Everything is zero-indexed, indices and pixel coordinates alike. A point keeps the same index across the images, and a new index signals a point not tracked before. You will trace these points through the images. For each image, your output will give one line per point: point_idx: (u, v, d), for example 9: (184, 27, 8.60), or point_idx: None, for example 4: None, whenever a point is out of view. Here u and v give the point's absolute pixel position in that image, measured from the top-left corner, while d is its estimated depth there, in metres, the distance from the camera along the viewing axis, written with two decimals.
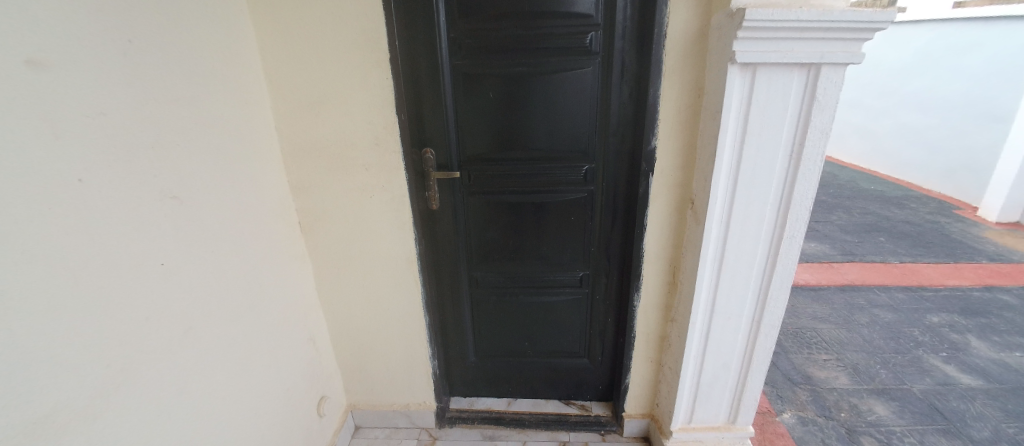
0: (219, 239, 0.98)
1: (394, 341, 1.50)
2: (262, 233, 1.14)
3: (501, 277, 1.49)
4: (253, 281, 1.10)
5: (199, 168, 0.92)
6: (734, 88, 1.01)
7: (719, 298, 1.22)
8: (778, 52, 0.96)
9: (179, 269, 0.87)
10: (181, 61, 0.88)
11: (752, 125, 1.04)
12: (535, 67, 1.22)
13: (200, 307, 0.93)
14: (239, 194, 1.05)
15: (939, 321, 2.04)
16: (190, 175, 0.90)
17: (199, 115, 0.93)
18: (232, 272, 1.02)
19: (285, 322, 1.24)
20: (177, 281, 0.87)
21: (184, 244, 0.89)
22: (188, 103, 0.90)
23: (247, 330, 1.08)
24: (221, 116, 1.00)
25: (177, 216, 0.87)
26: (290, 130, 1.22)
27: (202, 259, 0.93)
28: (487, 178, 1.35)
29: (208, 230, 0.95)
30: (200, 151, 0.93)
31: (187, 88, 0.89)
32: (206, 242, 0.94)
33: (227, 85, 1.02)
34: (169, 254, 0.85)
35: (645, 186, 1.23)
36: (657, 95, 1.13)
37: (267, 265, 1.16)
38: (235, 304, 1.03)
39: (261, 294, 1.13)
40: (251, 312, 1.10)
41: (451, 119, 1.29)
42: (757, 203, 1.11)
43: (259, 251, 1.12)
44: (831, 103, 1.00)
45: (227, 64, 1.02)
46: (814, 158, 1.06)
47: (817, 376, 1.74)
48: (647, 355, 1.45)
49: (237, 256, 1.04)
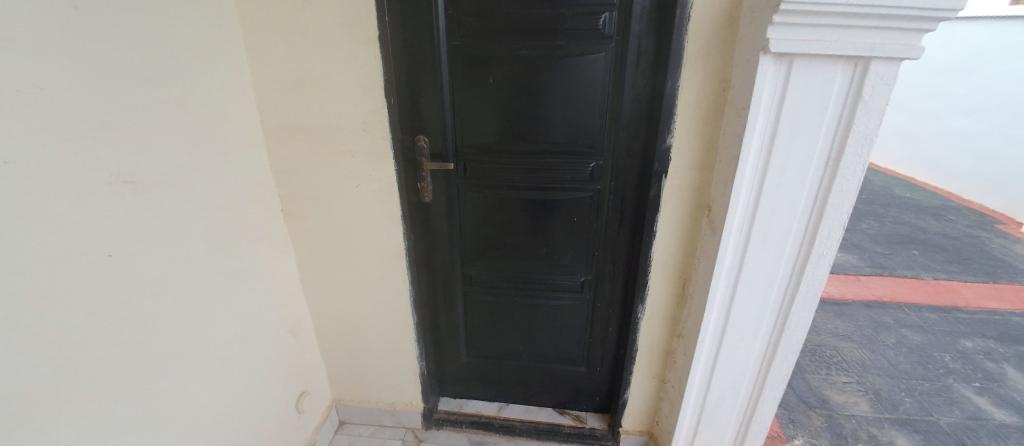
0: (185, 225, 0.90)
1: (381, 337, 1.42)
2: (237, 220, 1.06)
3: (496, 277, 1.39)
4: (227, 272, 1.02)
5: (160, 147, 0.83)
6: (766, 81, 0.87)
7: (732, 316, 1.10)
8: (819, 42, 0.83)
9: (132, 260, 0.79)
10: (138, 27, 0.78)
11: (783, 125, 0.90)
12: (540, 50, 1.10)
13: (157, 301, 0.84)
14: (210, 176, 0.96)
15: (974, 347, 1.86)
16: (147, 157, 0.81)
17: (160, 89, 0.83)
18: (200, 261, 0.94)
19: (264, 313, 1.17)
20: (127, 274, 0.78)
21: (138, 234, 0.80)
22: (148, 73, 0.80)
23: (219, 325, 1.00)
24: (190, 90, 0.90)
25: (131, 201, 0.78)
26: (272, 106, 1.12)
27: (161, 248, 0.84)
28: (485, 171, 1.25)
29: (169, 216, 0.86)
30: (164, 128, 0.84)
31: (148, 58, 0.80)
32: (164, 230, 0.85)
33: (199, 54, 0.92)
34: (117, 242, 0.76)
35: (657, 188, 1.08)
36: (675, 86, 0.99)
37: (244, 255, 1.08)
38: (203, 296, 0.95)
39: (235, 284, 1.05)
40: (223, 304, 1.01)
41: (447, 104, 1.18)
42: (784, 213, 0.98)
43: (233, 240, 1.04)
44: (878, 105, 0.87)
45: (200, 32, 0.93)
46: (854, 166, 0.92)
47: (835, 400, 1.61)
48: (649, 371, 1.33)
49: (208, 245, 0.96)
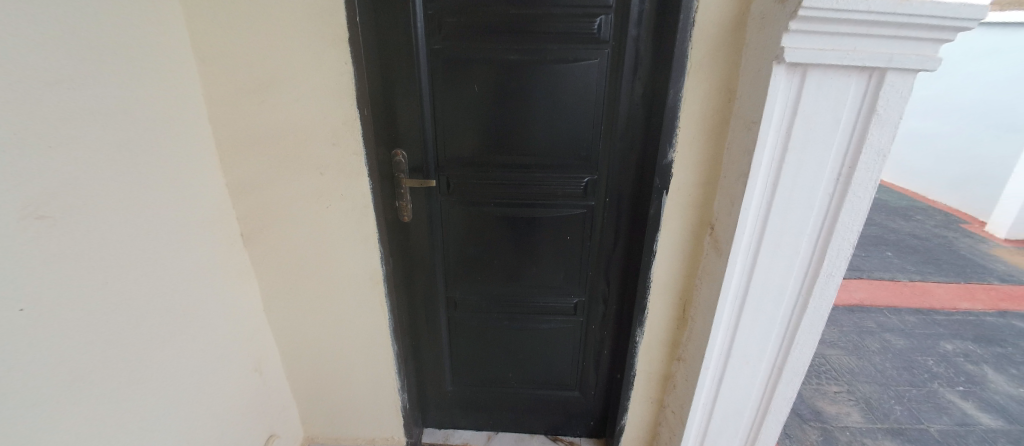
0: (120, 263, 0.74)
1: (358, 369, 1.29)
2: (188, 251, 0.90)
3: (482, 299, 1.28)
4: (175, 313, 0.87)
5: (85, 172, 0.68)
6: (779, 92, 0.81)
7: (737, 340, 1.03)
8: (837, 52, 0.77)
9: (55, 313, 0.64)
10: (59, 26, 0.64)
11: (794, 140, 0.84)
12: (528, 56, 1.01)
13: (88, 358, 0.69)
14: (152, 202, 0.81)
15: (954, 349, 1.89)
16: (68, 184, 0.66)
17: (88, 102, 0.68)
18: (142, 304, 0.79)
19: (224, 354, 1.02)
20: (45, 330, 0.63)
21: (61, 278, 0.65)
22: (73, 83, 0.66)
23: (170, 376, 0.86)
24: (126, 101, 0.75)
25: (50, 239, 0.63)
26: (226, 118, 0.97)
27: (90, 294, 0.69)
28: (469, 186, 1.14)
29: (100, 254, 0.71)
30: (94, 146, 0.69)
31: (73, 64, 0.66)
32: (95, 271, 0.70)
33: (136, 59, 0.77)
34: (35, 292, 0.61)
35: (657, 205, 1.01)
36: (677, 96, 0.91)
37: (198, 290, 0.94)
38: (149, 345, 0.80)
39: (186, 326, 0.90)
40: (173, 351, 0.86)
41: (427, 114, 1.07)
42: (792, 232, 0.92)
43: (184, 275, 0.89)
44: (893, 118, 0.81)
45: (137, 33, 0.78)
46: (866, 183, 0.86)
47: (828, 411, 1.58)
48: (648, 396, 1.26)
49: (152, 283, 0.81)
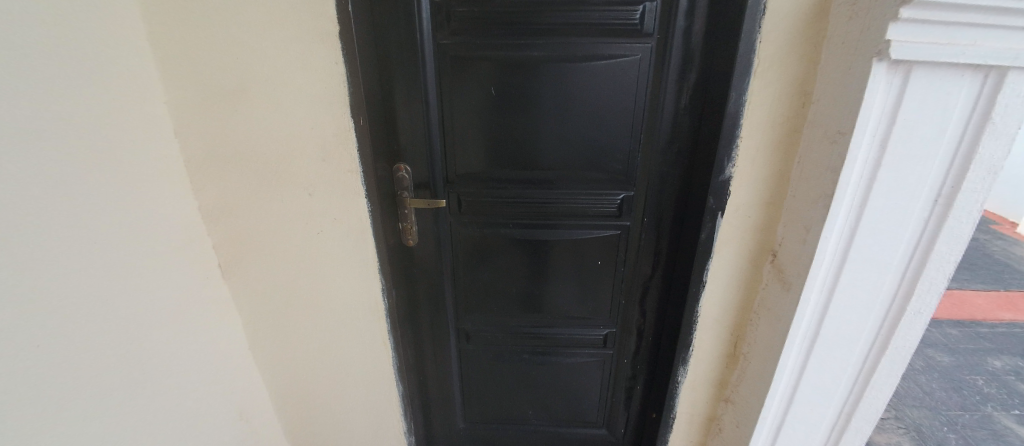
0: (89, 302, 0.62)
1: (361, 412, 1.13)
2: (161, 291, 0.74)
3: (497, 331, 1.13)
4: (147, 370, 0.71)
5: (33, 196, 0.55)
6: (874, 97, 0.65)
7: (802, 387, 0.87)
8: (956, 46, 0.61)
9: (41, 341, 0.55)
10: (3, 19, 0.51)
11: (890, 152, 0.67)
12: (553, 52, 0.85)
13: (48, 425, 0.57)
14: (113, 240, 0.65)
15: (1003, 367, 1.75)
16: (36, 197, 0.55)
17: (9, 109, 0.52)
18: (102, 364, 0.63)
19: (209, 414, 0.85)
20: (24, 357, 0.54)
21: (41, 296, 0.56)
22: (17, 80, 0.53)
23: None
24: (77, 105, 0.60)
25: (16, 258, 0.53)
26: (199, 132, 0.79)
27: (41, 345, 0.55)
28: (482, 205, 0.99)
29: (74, 278, 0.60)
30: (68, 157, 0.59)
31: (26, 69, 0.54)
32: (77, 293, 0.60)
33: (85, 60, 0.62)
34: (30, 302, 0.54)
35: (710, 229, 0.85)
36: (739, 100, 0.76)
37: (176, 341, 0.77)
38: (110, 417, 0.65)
39: (161, 385, 0.74)
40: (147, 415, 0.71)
41: (435, 122, 0.92)
42: (875, 264, 0.75)
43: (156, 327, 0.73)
44: (1010, 127, 0.63)
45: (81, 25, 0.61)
46: (969, 206, 0.68)
47: (876, 441, 1.44)
48: (689, 439, 1.10)
49: (116, 337, 0.66)
